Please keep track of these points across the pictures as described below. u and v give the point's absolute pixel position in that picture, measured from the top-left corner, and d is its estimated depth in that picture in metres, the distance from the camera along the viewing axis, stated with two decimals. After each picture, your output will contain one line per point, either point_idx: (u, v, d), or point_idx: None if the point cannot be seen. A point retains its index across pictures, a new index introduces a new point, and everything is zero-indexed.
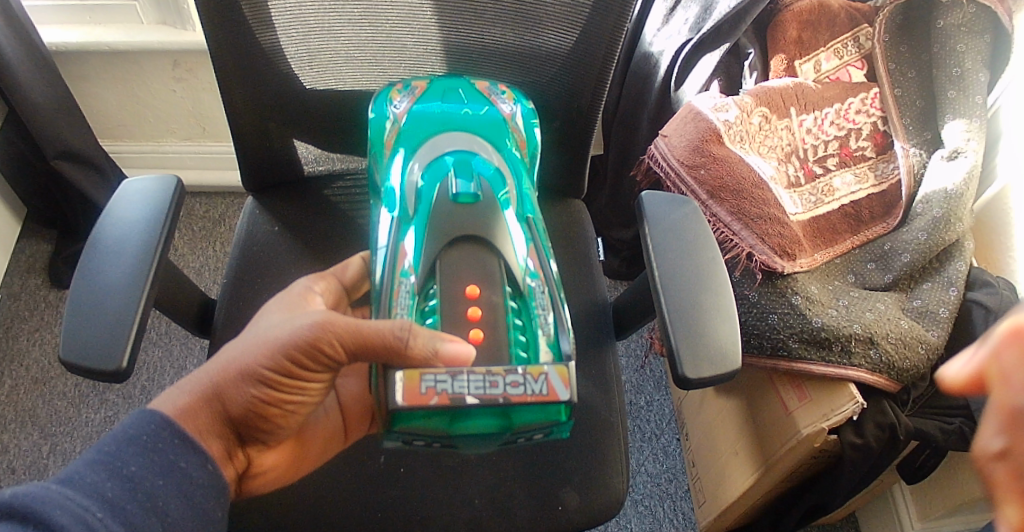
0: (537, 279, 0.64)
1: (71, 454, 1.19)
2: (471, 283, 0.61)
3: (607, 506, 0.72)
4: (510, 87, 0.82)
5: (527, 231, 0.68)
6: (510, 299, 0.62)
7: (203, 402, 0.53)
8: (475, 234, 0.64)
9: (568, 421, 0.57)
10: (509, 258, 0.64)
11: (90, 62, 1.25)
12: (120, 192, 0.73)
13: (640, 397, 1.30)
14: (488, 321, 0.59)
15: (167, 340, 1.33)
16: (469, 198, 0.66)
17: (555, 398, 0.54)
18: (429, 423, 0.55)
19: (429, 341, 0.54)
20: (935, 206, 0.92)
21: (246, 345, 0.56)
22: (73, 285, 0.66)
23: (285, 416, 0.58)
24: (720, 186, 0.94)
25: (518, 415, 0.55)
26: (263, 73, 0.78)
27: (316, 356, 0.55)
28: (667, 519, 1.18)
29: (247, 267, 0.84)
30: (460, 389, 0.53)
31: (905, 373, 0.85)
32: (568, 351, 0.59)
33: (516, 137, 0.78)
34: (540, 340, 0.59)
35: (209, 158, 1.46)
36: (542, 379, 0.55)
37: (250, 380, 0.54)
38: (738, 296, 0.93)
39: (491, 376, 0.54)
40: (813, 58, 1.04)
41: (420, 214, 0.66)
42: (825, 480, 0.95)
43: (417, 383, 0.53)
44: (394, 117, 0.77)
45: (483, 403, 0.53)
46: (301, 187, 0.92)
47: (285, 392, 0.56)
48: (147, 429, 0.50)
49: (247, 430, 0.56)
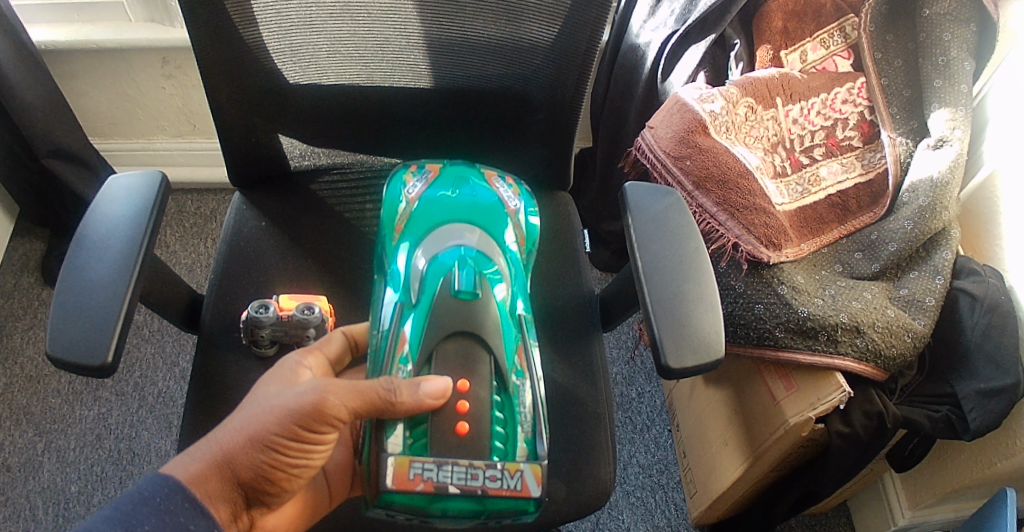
0: (523, 376, 0.63)
1: (66, 450, 1.19)
2: (462, 377, 0.61)
3: (595, 497, 0.73)
4: (518, 182, 0.85)
5: (518, 326, 0.67)
6: (495, 394, 0.62)
7: (214, 469, 0.54)
8: (471, 330, 0.63)
9: (535, 511, 0.59)
10: (501, 354, 0.63)
11: (79, 60, 1.25)
12: (105, 188, 0.73)
13: (631, 389, 1.30)
14: (476, 416, 0.59)
15: (159, 337, 1.34)
16: (469, 294, 0.65)
17: (527, 493, 0.58)
18: (410, 501, 0.57)
19: (410, 386, 0.58)
20: (921, 195, 0.92)
21: (252, 412, 0.56)
22: (59, 281, 0.66)
23: (291, 480, 0.58)
24: (706, 177, 0.93)
25: (491, 504, 0.58)
26: (245, 65, 0.78)
27: (321, 425, 0.57)
28: (658, 510, 1.19)
29: (236, 262, 0.84)
30: (444, 478, 0.57)
31: (892, 361, 0.86)
32: (543, 451, 0.61)
33: (518, 230, 0.79)
34: (519, 434, 0.61)
35: (200, 155, 1.46)
36: (518, 475, 0.58)
37: (260, 446, 0.55)
38: (724, 286, 0.93)
39: (473, 469, 0.57)
40: (799, 49, 1.04)
41: (422, 303, 0.66)
42: (813, 470, 0.95)
43: (405, 469, 0.57)
44: (406, 201, 0.79)
45: (463, 493, 0.57)
46: (289, 182, 0.93)
47: (292, 457, 0.57)
48: (161, 490, 0.52)
49: (257, 494, 0.57)
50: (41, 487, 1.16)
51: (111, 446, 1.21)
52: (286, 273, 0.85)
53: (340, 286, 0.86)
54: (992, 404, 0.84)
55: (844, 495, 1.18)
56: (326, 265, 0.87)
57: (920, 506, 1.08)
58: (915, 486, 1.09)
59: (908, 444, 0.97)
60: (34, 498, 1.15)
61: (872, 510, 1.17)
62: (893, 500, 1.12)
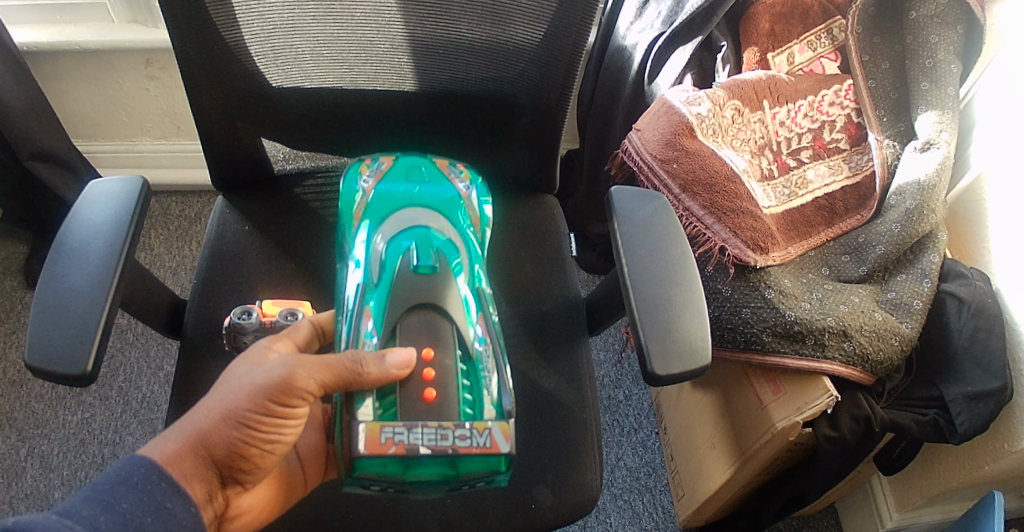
0: (485, 344, 0.64)
1: (49, 456, 1.18)
2: (426, 346, 0.61)
3: (580, 504, 0.72)
4: (469, 170, 0.85)
5: (478, 301, 0.69)
6: (460, 362, 0.62)
7: (190, 449, 0.52)
8: (431, 302, 0.65)
9: (507, 471, 0.58)
10: (461, 323, 0.64)
11: (62, 61, 1.23)
12: (86, 194, 0.72)
13: (618, 392, 1.30)
14: (443, 383, 0.59)
15: (143, 341, 1.32)
16: (428, 269, 0.67)
17: (497, 449, 0.57)
18: (383, 469, 0.56)
19: (375, 358, 0.58)
20: (908, 198, 0.92)
21: (223, 392, 0.55)
22: (38, 288, 0.65)
23: (267, 456, 0.56)
24: (693, 180, 0.92)
25: (464, 465, 0.57)
26: (226, 68, 0.77)
27: (294, 398, 0.56)
28: (646, 513, 1.18)
29: (217, 267, 0.83)
30: (415, 440, 0.55)
31: (879, 364, 0.85)
32: (509, 407, 0.60)
33: (471, 214, 0.79)
34: (485, 399, 0.60)
35: (185, 157, 1.45)
36: (486, 433, 0.57)
37: (234, 423, 0.53)
38: (711, 290, 0.93)
39: (442, 429, 0.56)
40: (786, 51, 1.03)
41: (383, 282, 0.67)
42: (800, 474, 0.95)
43: (377, 434, 0.55)
44: (363, 192, 0.78)
45: (434, 454, 0.56)
46: (272, 187, 0.92)
47: (266, 433, 0.55)
48: (138, 470, 0.49)
49: (232, 472, 0.55)
50: (23, 494, 1.14)
51: (95, 452, 1.19)
52: (268, 278, 0.84)
53: (324, 290, 0.85)
54: (980, 408, 0.84)
55: (832, 497, 1.18)
56: (309, 270, 0.86)
57: (908, 508, 1.08)
58: (903, 488, 1.09)
59: (896, 447, 0.97)
60: (16, 504, 1.13)
61: (859, 513, 1.17)
62: (881, 502, 1.12)
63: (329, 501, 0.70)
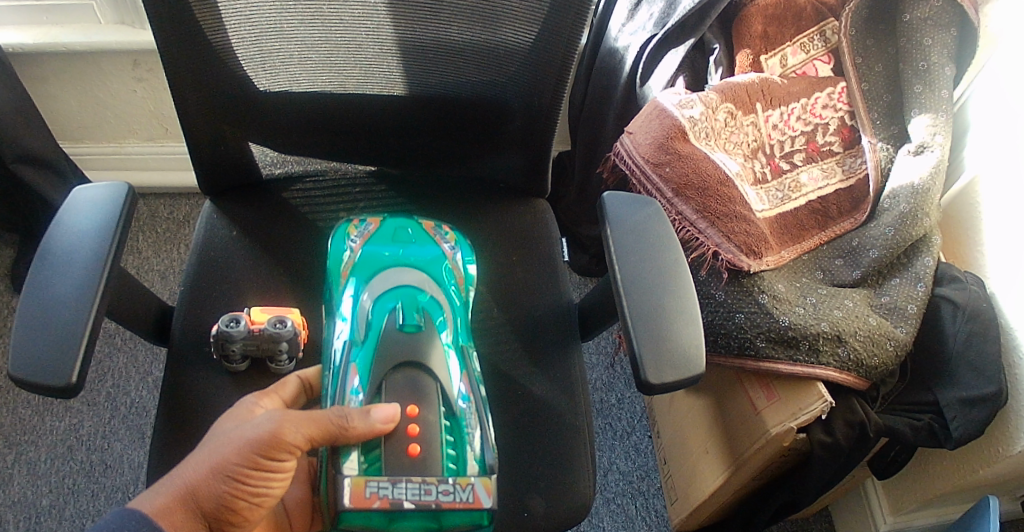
0: (468, 401, 0.64)
1: (36, 463, 1.16)
2: (410, 403, 0.60)
3: (574, 512, 0.71)
4: (453, 229, 0.83)
5: (463, 360, 0.68)
6: (444, 418, 0.61)
7: (178, 502, 0.52)
8: (416, 358, 0.64)
9: (490, 526, 0.58)
10: (445, 380, 0.63)
11: (47, 63, 1.21)
12: (70, 201, 0.71)
13: (611, 395, 1.29)
14: (427, 439, 0.58)
15: (132, 345, 1.30)
16: (413, 327, 0.67)
17: (479, 504, 0.56)
18: (367, 522, 0.55)
19: (360, 413, 0.57)
20: (902, 201, 0.91)
21: (213, 445, 0.54)
22: (22, 299, 0.64)
23: (255, 509, 0.55)
24: (686, 184, 0.91)
25: (447, 519, 0.56)
26: (212, 72, 0.75)
27: (282, 452, 0.55)
28: (639, 517, 1.18)
29: (203, 273, 0.82)
30: (398, 495, 0.55)
31: (874, 370, 0.85)
32: (492, 462, 0.60)
33: (455, 274, 0.77)
34: (469, 455, 0.60)
35: (174, 159, 1.43)
36: (469, 488, 0.57)
37: (223, 476, 0.53)
38: (704, 295, 0.92)
39: (426, 484, 0.56)
40: (779, 53, 1.03)
41: (369, 340, 0.67)
42: (794, 479, 0.94)
43: (361, 488, 0.55)
44: (351, 250, 0.77)
45: (418, 508, 0.55)
46: (261, 191, 0.91)
47: (254, 486, 0.54)
48: (128, 522, 0.49)
49: (220, 526, 0.54)
50: (11, 501, 1.13)
51: (83, 458, 1.18)
52: (255, 283, 0.83)
53: (313, 296, 0.84)
54: (976, 413, 0.84)
55: (826, 500, 1.17)
56: (297, 275, 0.85)
57: (902, 511, 1.08)
58: (897, 492, 1.08)
59: (890, 452, 0.96)
60: (4, 512, 1.12)
61: (852, 516, 1.16)
62: (875, 505, 1.11)
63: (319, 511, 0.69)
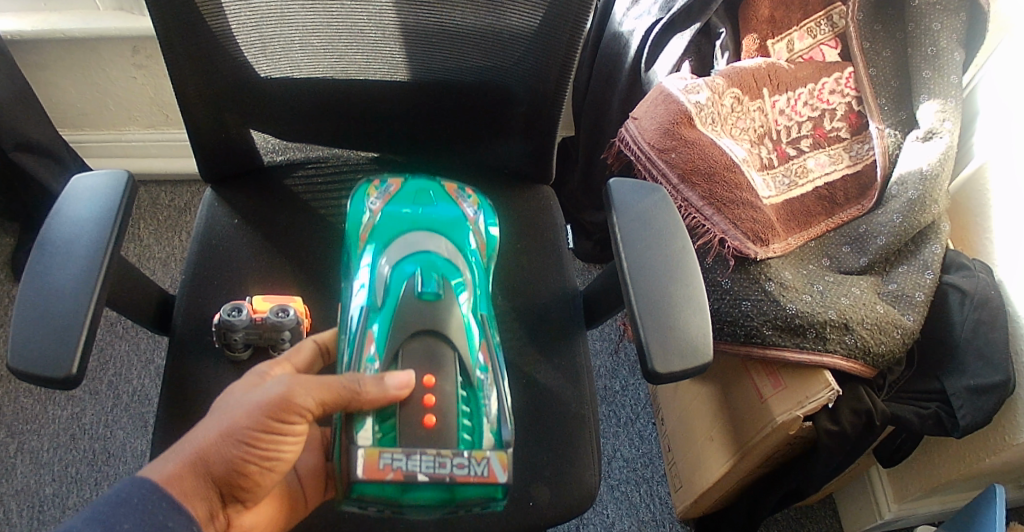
0: (486, 372, 0.63)
1: (39, 452, 1.16)
2: (428, 372, 0.60)
3: (579, 501, 0.71)
4: (477, 194, 0.83)
5: (482, 327, 0.67)
6: (461, 388, 0.61)
7: (188, 468, 0.51)
8: (435, 328, 0.63)
9: (504, 499, 0.58)
10: (463, 350, 0.63)
11: (46, 50, 1.20)
12: (69, 189, 0.70)
13: (615, 382, 1.28)
14: (443, 410, 0.58)
15: (133, 334, 1.30)
16: (433, 296, 0.65)
17: (494, 479, 0.56)
18: (380, 491, 0.55)
19: (374, 380, 0.57)
20: (910, 188, 0.90)
21: (222, 411, 0.54)
22: (20, 289, 0.63)
23: (267, 473, 0.55)
24: (692, 170, 0.90)
25: (461, 491, 0.56)
26: (213, 57, 0.74)
27: (294, 415, 0.54)
28: (643, 504, 1.17)
29: (205, 261, 0.81)
30: (413, 467, 0.55)
31: (881, 358, 0.84)
32: (508, 438, 0.60)
33: (477, 238, 0.77)
34: (484, 426, 0.60)
35: (174, 146, 1.42)
36: (485, 461, 0.57)
37: (232, 441, 0.52)
38: (710, 282, 0.91)
39: (441, 457, 0.56)
40: (786, 38, 1.01)
41: (387, 306, 0.66)
42: (799, 466, 0.94)
43: (375, 458, 0.55)
44: (370, 213, 0.77)
45: (432, 481, 0.55)
46: (262, 178, 0.90)
47: (265, 451, 0.54)
48: (138, 491, 0.49)
49: (231, 490, 0.54)
50: (14, 490, 1.12)
51: (85, 446, 1.17)
52: (257, 271, 0.82)
53: (315, 283, 0.83)
54: (983, 402, 0.83)
55: (830, 488, 1.16)
56: (299, 261, 0.84)
57: (908, 499, 1.07)
58: (902, 479, 1.08)
59: (896, 439, 0.96)
60: (7, 502, 1.11)
61: (857, 504, 1.16)
62: (880, 493, 1.11)
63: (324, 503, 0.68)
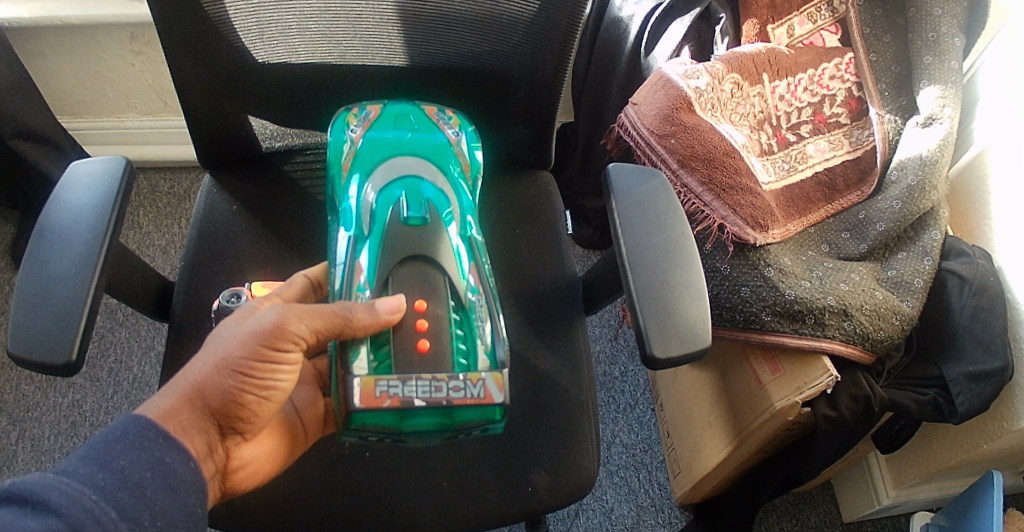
0: (477, 294, 0.64)
1: (40, 439, 1.16)
2: (420, 297, 0.61)
3: (578, 486, 0.71)
4: (458, 115, 0.82)
5: (470, 250, 0.68)
6: (453, 311, 0.61)
7: (186, 402, 0.52)
8: (423, 254, 0.64)
9: (502, 421, 0.58)
10: (452, 273, 0.63)
11: (43, 37, 1.19)
12: (67, 175, 0.70)
13: (614, 368, 1.29)
14: (437, 334, 0.59)
15: (133, 321, 1.30)
16: (418, 220, 0.66)
17: (490, 400, 0.56)
18: (379, 420, 0.56)
19: (364, 306, 0.58)
20: (910, 173, 0.90)
21: (216, 344, 0.55)
22: (20, 276, 0.63)
23: (264, 403, 0.56)
24: (691, 155, 0.91)
25: (459, 414, 0.57)
26: (211, 43, 0.74)
27: (287, 343, 0.55)
28: (642, 489, 1.18)
29: (205, 247, 0.81)
30: (410, 393, 0.55)
31: (879, 343, 0.84)
32: (503, 358, 0.60)
33: (461, 163, 0.77)
34: (478, 348, 0.60)
35: (173, 133, 1.42)
36: (480, 384, 0.57)
37: (229, 371, 0.54)
38: (709, 268, 0.91)
39: (436, 381, 0.56)
40: (786, 23, 1.01)
41: (375, 233, 0.66)
42: (798, 452, 0.94)
43: (371, 387, 0.55)
44: (351, 141, 0.76)
45: (429, 405, 0.55)
46: (261, 165, 0.89)
47: (261, 380, 0.55)
48: (134, 428, 0.48)
49: (229, 421, 0.55)
50: (16, 477, 1.13)
51: (86, 434, 1.18)
52: (257, 257, 0.82)
53: (314, 269, 0.83)
54: (981, 388, 0.83)
55: (828, 475, 1.17)
56: (297, 247, 0.84)
57: (905, 485, 1.07)
58: (900, 465, 1.08)
59: (894, 426, 0.96)
60: None
61: (854, 490, 1.16)
62: (877, 479, 1.11)
63: (324, 490, 0.68)
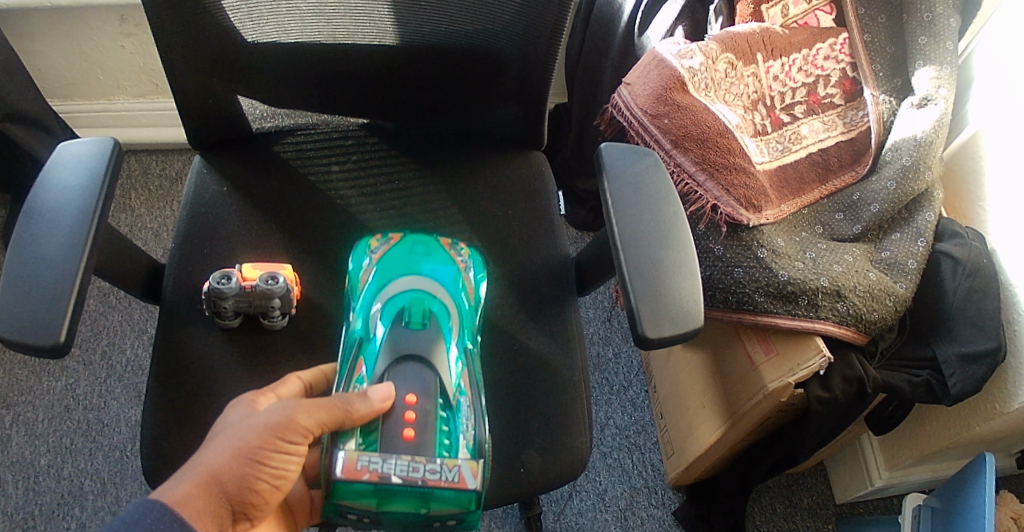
0: (465, 396, 0.62)
1: (33, 423, 1.16)
2: (410, 390, 0.60)
3: (570, 467, 0.71)
4: (471, 250, 0.80)
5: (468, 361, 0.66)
6: (441, 408, 0.60)
7: (202, 488, 0.52)
8: (418, 352, 0.63)
9: (477, 510, 0.57)
10: (445, 373, 0.62)
11: (32, 17, 1.18)
12: (54, 157, 0.69)
13: (607, 350, 1.29)
14: (421, 424, 0.58)
15: (125, 304, 1.29)
16: (418, 325, 0.66)
17: (464, 485, 0.55)
18: (357, 497, 0.55)
19: (364, 398, 0.57)
20: (904, 154, 0.90)
21: (230, 432, 0.55)
22: (8, 258, 0.62)
23: (275, 489, 0.56)
24: (684, 135, 0.90)
25: (435, 498, 0.55)
26: (199, 22, 0.73)
27: (296, 436, 0.55)
28: (635, 471, 1.18)
29: (196, 229, 0.81)
30: (387, 469, 0.54)
31: (873, 325, 0.84)
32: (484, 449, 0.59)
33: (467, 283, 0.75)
34: (461, 442, 0.59)
35: (164, 116, 1.41)
36: (456, 468, 0.55)
37: (244, 459, 0.53)
38: (703, 249, 0.91)
39: (414, 461, 0.55)
40: (780, 3, 1.00)
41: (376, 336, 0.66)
42: (790, 433, 0.94)
43: (352, 461, 0.55)
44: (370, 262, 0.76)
45: (405, 484, 0.54)
46: (251, 144, 0.89)
47: (273, 468, 0.55)
48: (149, 513, 0.49)
49: (242, 508, 0.54)
50: (10, 461, 1.13)
51: (80, 417, 1.17)
52: (248, 238, 0.81)
53: (306, 249, 0.82)
54: (973, 370, 0.83)
55: (821, 456, 1.17)
56: (288, 228, 0.83)
57: (898, 467, 1.08)
58: (893, 448, 1.09)
59: (887, 408, 0.96)
60: (3, 472, 1.12)
61: (847, 473, 1.16)
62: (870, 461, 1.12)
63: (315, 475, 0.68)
